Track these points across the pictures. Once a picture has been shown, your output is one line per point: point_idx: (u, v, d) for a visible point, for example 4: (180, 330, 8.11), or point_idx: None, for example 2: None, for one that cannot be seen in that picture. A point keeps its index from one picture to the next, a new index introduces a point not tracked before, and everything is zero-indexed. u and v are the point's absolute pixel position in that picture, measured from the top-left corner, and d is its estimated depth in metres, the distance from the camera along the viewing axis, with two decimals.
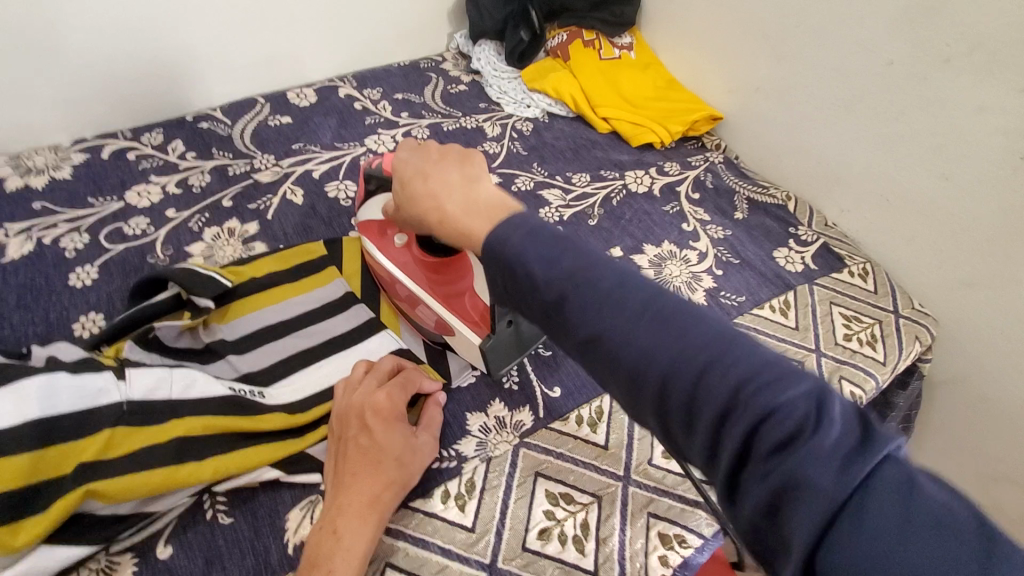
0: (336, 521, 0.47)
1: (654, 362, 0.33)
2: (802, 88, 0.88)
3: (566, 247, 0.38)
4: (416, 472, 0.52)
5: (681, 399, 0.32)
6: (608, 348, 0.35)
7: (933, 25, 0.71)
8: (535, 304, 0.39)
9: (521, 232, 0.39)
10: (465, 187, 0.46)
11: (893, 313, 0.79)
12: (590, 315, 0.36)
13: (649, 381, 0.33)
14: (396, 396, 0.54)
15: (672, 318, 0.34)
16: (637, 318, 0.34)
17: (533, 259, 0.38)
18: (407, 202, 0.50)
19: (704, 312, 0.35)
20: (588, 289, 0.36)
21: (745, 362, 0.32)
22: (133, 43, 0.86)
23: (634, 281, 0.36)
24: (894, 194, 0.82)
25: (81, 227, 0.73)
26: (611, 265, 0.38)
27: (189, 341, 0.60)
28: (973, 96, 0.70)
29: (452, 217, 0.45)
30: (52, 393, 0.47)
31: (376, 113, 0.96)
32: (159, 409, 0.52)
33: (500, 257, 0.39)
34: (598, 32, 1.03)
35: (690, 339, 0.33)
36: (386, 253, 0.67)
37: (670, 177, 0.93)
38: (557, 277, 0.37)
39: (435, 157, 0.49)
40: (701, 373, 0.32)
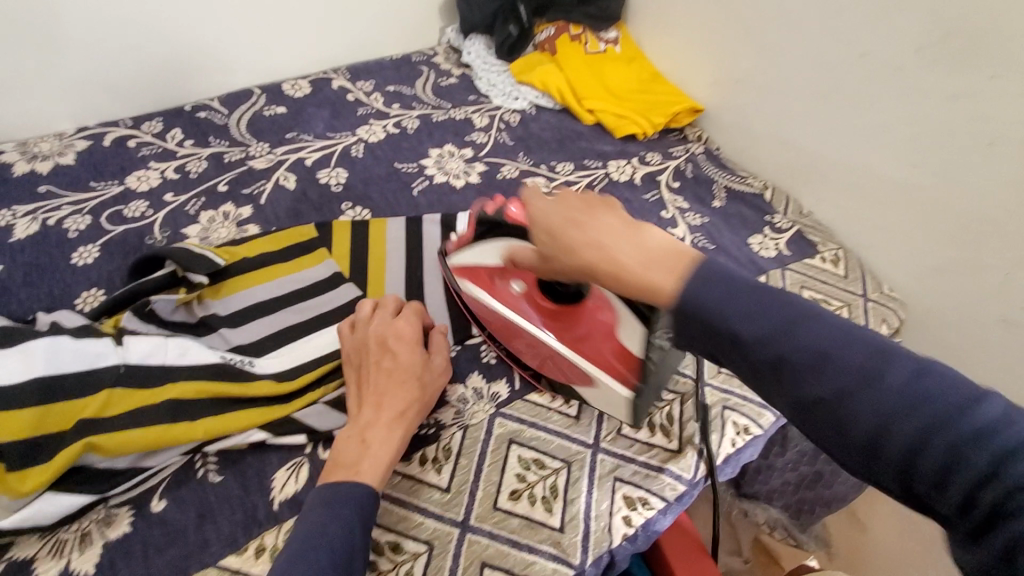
0: (364, 432, 0.52)
1: (895, 425, 0.34)
2: (779, 79, 0.90)
3: (773, 303, 0.40)
4: (433, 391, 0.58)
5: (932, 463, 0.32)
6: (843, 412, 0.36)
7: (906, 17, 0.74)
8: (750, 366, 0.40)
9: (717, 292, 0.40)
10: (632, 235, 0.44)
11: (862, 296, 0.82)
12: (811, 375, 0.37)
13: (892, 444, 0.34)
14: (410, 325, 0.60)
15: (910, 380, 0.35)
16: (868, 379, 0.35)
17: (733, 315, 0.39)
18: (556, 251, 0.47)
19: (944, 372, 0.34)
20: (808, 351, 0.37)
21: (996, 420, 0.32)
22: (136, 36, 0.90)
23: (860, 343, 0.37)
24: (867, 183, 0.85)
25: (83, 209, 0.76)
26: (821, 317, 0.39)
27: (184, 315, 0.63)
28: (945, 84, 0.73)
29: (633, 269, 0.43)
30: (55, 353, 0.52)
31: (368, 104, 1.00)
32: (153, 373, 0.55)
33: (700, 317, 0.40)
34: (585, 26, 1.06)
35: (926, 402, 0.33)
36: (502, 299, 0.65)
37: (651, 167, 0.96)
38: (766, 335, 0.39)
39: (579, 206, 0.47)
40: (951, 435, 0.32)
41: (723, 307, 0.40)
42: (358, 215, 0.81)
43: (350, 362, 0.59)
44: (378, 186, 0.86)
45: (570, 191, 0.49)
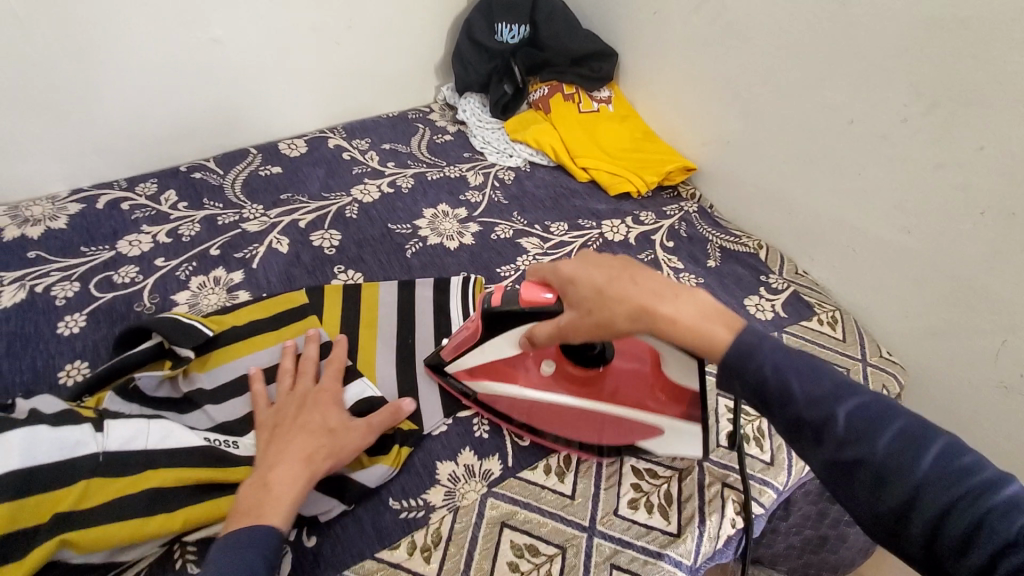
0: (267, 478, 0.51)
1: (925, 487, 0.37)
2: (768, 142, 0.91)
3: (819, 371, 0.44)
4: (349, 448, 0.56)
5: (959, 526, 0.35)
6: (880, 469, 0.39)
7: (886, 89, 0.75)
8: (801, 425, 0.43)
9: (767, 357, 0.45)
10: (680, 294, 0.50)
11: (861, 360, 0.82)
12: (850, 432, 0.41)
13: (922, 504, 0.37)
14: (334, 387, 0.61)
15: (944, 458, 0.38)
16: (901, 440, 0.39)
17: (790, 373, 0.43)
18: (611, 305, 0.50)
19: (971, 455, 0.38)
20: (854, 411, 0.41)
21: (1013, 498, 0.35)
22: (133, 99, 0.91)
23: (897, 412, 0.41)
24: (860, 245, 0.85)
25: (72, 276, 0.75)
26: (868, 395, 0.42)
27: (168, 391, 0.63)
28: (931, 153, 0.73)
29: (687, 321, 0.48)
30: (33, 444, 0.49)
31: (363, 162, 1.00)
32: (134, 459, 0.53)
33: (761, 371, 0.44)
34: (578, 86, 1.09)
35: (954, 466, 0.37)
36: (531, 385, 0.65)
37: (645, 226, 0.96)
38: (820, 398, 0.42)
39: (620, 267, 0.52)
40: (975, 507, 0.35)
41: (777, 364, 0.44)
42: (351, 279, 0.81)
43: (265, 424, 0.58)
44: (370, 248, 0.86)
45: (602, 255, 0.54)
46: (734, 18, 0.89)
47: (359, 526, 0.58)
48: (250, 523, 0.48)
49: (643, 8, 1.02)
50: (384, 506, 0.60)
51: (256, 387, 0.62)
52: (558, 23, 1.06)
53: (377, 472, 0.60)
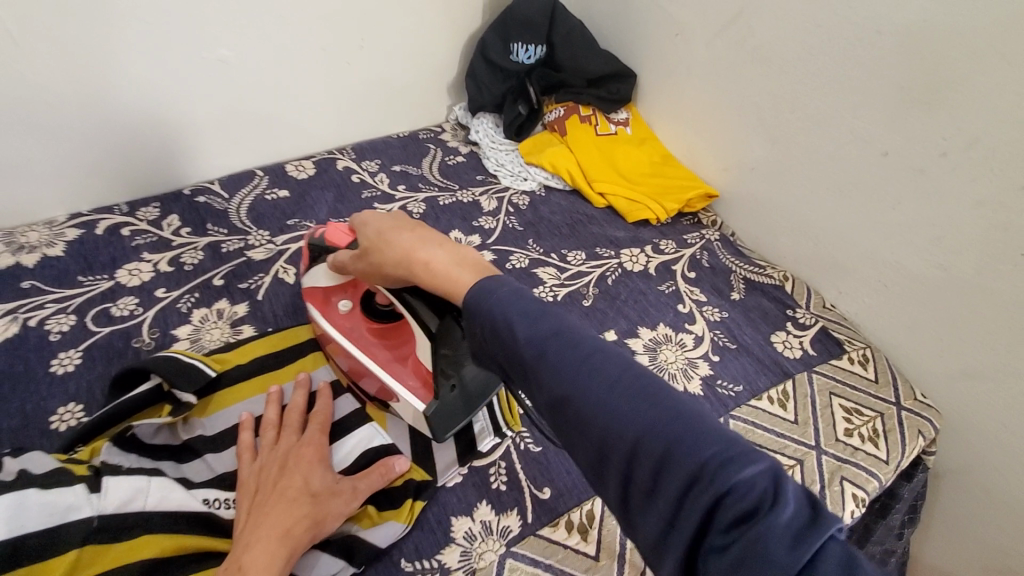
0: (241, 559, 0.47)
1: (628, 429, 0.35)
2: (795, 171, 0.87)
3: (543, 311, 0.41)
4: (331, 518, 0.53)
5: (649, 469, 0.34)
6: (585, 413, 0.36)
7: (925, 121, 0.71)
8: (521, 371, 0.40)
9: (497, 305, 0.41)
10: (446, 244, 0.49)
11: (895, 404, 0.77)
12: (567, 376, 0.38)
13: (622, 447, 0.35)
14: (319, 444, 0.57)
15: (638, 396, 0.36)
16: (612, 382, 0.37)
17: (514, 314, 0.40)
18: (381, 247, 0.51)
19: (666, 390, 0.37)
20: (571, 351, 0.39)
21: (699, 433, 0.34)
22: (133, 120, 0.87)
23: (606, 352, 0.39)
24: (893, 281, 0.81)
25: (68, 308, 0.72)
26: (582, 336, 0.40)
27: (166, 437, 0.59)
28: (972, 191, 0.69)
29: (441, 265, 0.47)
30: (20, 512, 0.45)
31: (373, 185, 0.97)
32: (131, 524, 0.49)
33: (483, 310, 0.41)
34: (595, 108, 1.06)
35: (654, 404, 0.36)
36: (330, 318, 0.66)
37: (666, 255, 0.93)
38: (534, 338, 0.39)
39: (404, 218, 0.53)
40: (666, 446, 0.34)
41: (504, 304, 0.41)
42: None
43: (246, 485, 0.54)
44: None
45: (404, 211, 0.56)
46: (760, 42, 0.86)
47: None
48: None
49: (664, 29, 0.99)
50: (396, 568, 0.56)
51: (243, 437, 0.58)
52: (575, 42, 1.03)
53: (387, 530, 0.56)
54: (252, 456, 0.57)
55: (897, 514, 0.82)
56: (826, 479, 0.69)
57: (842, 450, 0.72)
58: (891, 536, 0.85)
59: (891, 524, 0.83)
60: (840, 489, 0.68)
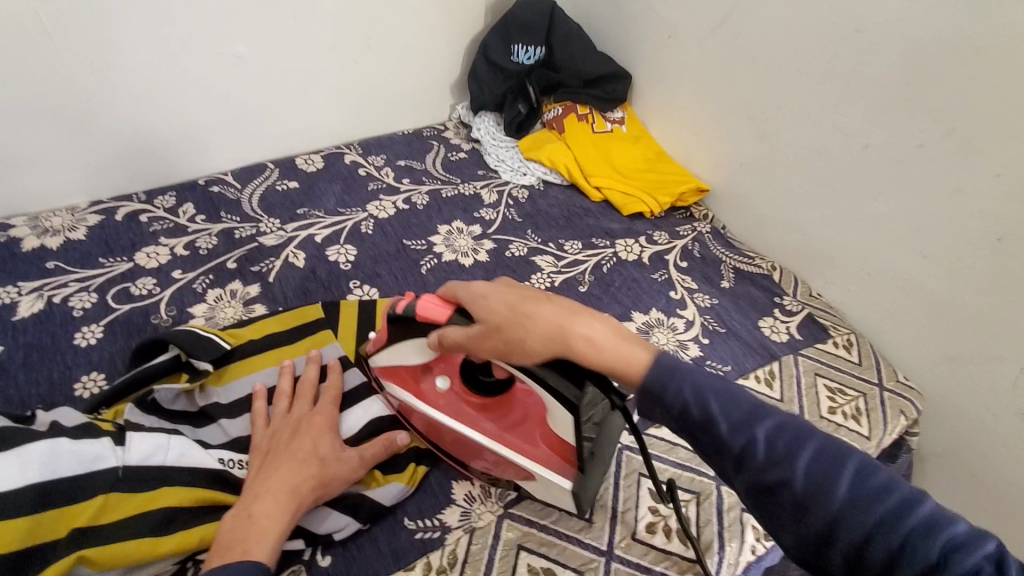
0: (252, 511, 0.50)
1: (845, 513, 0.38)
2: (782, 165, 0.92)
3: (736, 393, 0.45)
4: (337, 480, 0.55)
5: (884, 550, 0.37)
6: (799, 495, 0.40)
7: (903, 114, 0.76)
8: (724, 455, 0.44)
9: (686, 387, 0.46)
10: (596, 316, 0.51)
11: (877, 385, 0.81)
12: (778, 461, 0.41)
13: (841, 530, 0.38)
14: (330, 413, 0.60)
15: (856, 478, 0.39)
16: (825, 467, 0.40)
17: (711, 397, 0.44)
18: (524, 322, 0.50)
19: (882, 474, 0.40)
20: (777, 434, 0.42)
21: (923, 519, 0.37)
22: (154, 114, 0.92)
23: (813, 436, 0.42)
24: (875, 268, 0.85)
25: (90, 287, 0.75)
26: (781, 418, 0.43)
27: (184, 404, 0.62)
28: (947, 180, 0.74)
29: (607, 344, 0.49)
30: (53, 458, 0.49)
31: (379, 178, 1.01)
32: (152, 476, 0.53)
33: (677, 395, 0.45)
34: (592, 107, 1.10)
35: (873, 491, 0.38)
36: (428, 400, 0.63)
37: (659, 246, 0.97)
38: (739, 423, 0.43)
39: (534, 291, 0.53)
40: (890, 530, 0.37)
41: (684, 392, 0.46)
42: (366, 294, 0.82)
43: (258, 448, 0.57)
44: (386, 264, 0.86)
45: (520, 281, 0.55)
46: (748, 43, 0.91)
47: (374, 546, 0.58)
48: (233, 560, 0.47)
49: (657, 31, 1.04)
50: (400, 526, 0.59)
51: (257, 405, 0.61)
52: (574, 44, 1.08)
53: (392, 490, 0.60)
54: (266, 422, 0.60)
55: None
56: None
57: (826, 426, 0.75)
58: None
59: None
60: None
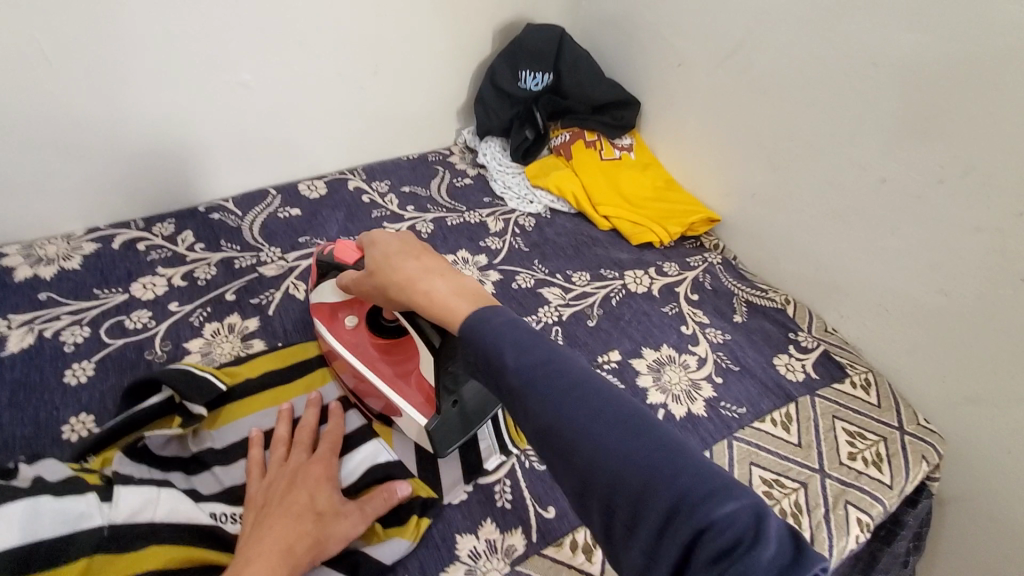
0: (241, 568, 0.46)
1: (604, 460, 0.36)
2: (795, 197, 0.90)
3: (534, 341, 0.43)
4: (335, 537, 0.52)
5: (628, 498, 0.35)
6: (568, 442, 0.38)
7: (922, 150, 0.74)
8: (508, 396, 0.42)
9: (490, 334, 0.43)
10: (450, 275, 0.50)
11: (898, 429, 0.78)
12: (553, 408, 0.39)
13: (599, 479, 0.36)
14: (329, 462, 0.58)
15: (624, 426, 0.38)
16: (598, 417, 0.38)
17: (506, 345, 0.42)
18: (385, 271, 0.53)
19: (647, 425, 0.38)
20: (557, 382, 0.40)
21: (679, 467, 0.35)
22: (153, 139, 0.90)
23: (594, 387, 0.40)
24: (893, 305, 0.82)
25: (83, 320, 0.73)
26: (570, 368, 0.41)
27: (176, 449, 0.59)
28: (969, 219, 0.71)
29: (443, 295, 0.48)
30: (34, 518, 0.45)
31: (383, 206, 0.99)
32: (140, 534, 0.49)
33: (478, 339, 0.43)
34: (601, 133, 1.09)
35: (639, 438, 0.37)
36: (336, 333, 0.68)
37: (669, 278, 0.94)
38: (523, 367, 0.41)
39: (405, 245, 0.55)
40: (644, 477, 0.35)
41: (502, 340, 0.43)
42: None
43: (253, 501, 0.54)
44: None
45: (407, 236, 0.57)
46: (761, 73, 0.89)
47: None
48: None
49: (667, 59, 1.02)
50: None
51: (253, 454, 0.59)
52: (581, 72, 1.07)
53: (393, 547, 0.57)
54: (260, 473, 0.57)
55: (904, 542, 0.82)
56: (830, 503, 0.69)
57: (846, 473, 0.72)
58: (897, 564, 0.84)
59: (896, 551, 0.82)
60: (844, 513, 0.68)
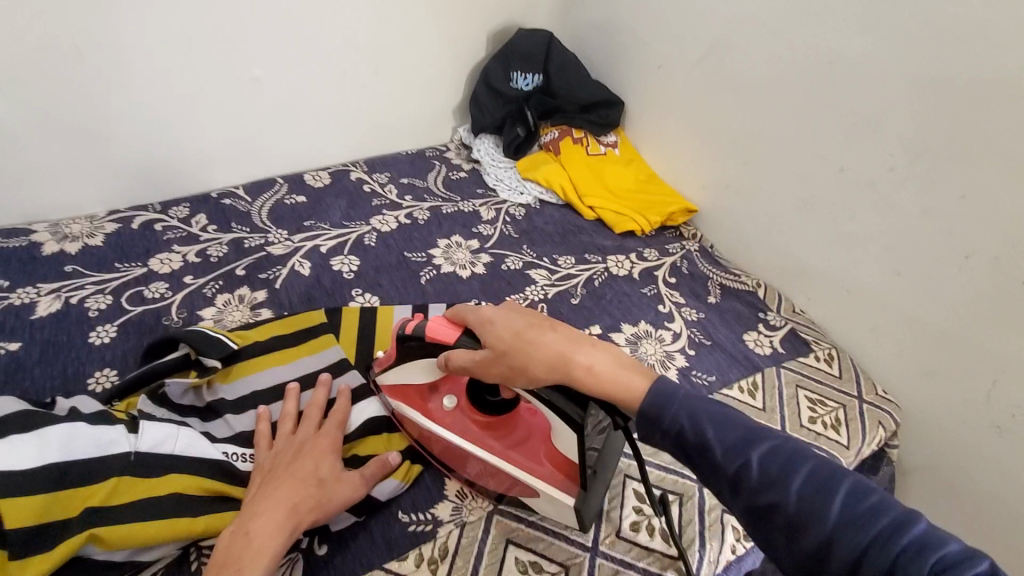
0: (248, 528, 0.52)
1: (837, 532, 0.41)
2: (764, 187, 0.97)
3: (735, 421, 0.48)
4: (336, 503, 0.56)
5: (876, 568, 0.40)
6: (793, 517, 0.43)
7: (874, 139, 0.81)
8: (719, 476, 0.47)
9: (685, 412, 0.49)
10: (593, 344, 0.55)
11: (857, 398, 0.84)
12: (776, 486, 0.44)
13: (836, 549, 0.41)
14: (335, 436, 0.62)
15: (846, 500, 0.43)
16: (817, 489, 0.43)
17: (708, 424, 0.48)
18: (526, 346, 0.54)
19: (872, 497, 0.43)
20: (772, 458, 0.46)
21: (915, 537, 0.40)
22: (173, 129, 0.97)
23: (806, 459, 0.46)
24: (852, 284, 0.89)
25: (105, 289, 0.79)
26: (779, 445, 0.47)
27: (192, 399, 0.66)
28: (916, 201, 0.78)
29: (604, 370, 0.53)
30: (71, 440, 0.52)
31: (382, 195, 1.06)
32: (161, 462, 0.56)
33: (675, 419, 0.49)
34: (587, 131, 1.16)
35: (865, 511, 0.42)
36: (436, 419, 0.65)
37: (649, 263, 1.01)
38: (735, 448, 0.47)
39: (528, 319, 0.57)
40: (884, 550, 0.40)
41: (693, 414, 0.49)
42: (366, 302, 0.85)
43: (261, 466, 0.59)
44: (387, 274, 0.90)
45: (517, 307, 0.59)
46: (732, 74, 0.97)
47: (369, 537, 0.60)
48: None
49: (648, 63, 1.10)
50: (394, 519, 0.62)
51: (261, 427, 0.62)
52: (569, 74, 1.15)
53: (387, 486, 0.62)
54: (269, 443, 0.61)
55: None
56: None
57: (806, 434, 0.78)
58: None
59: None
60: None
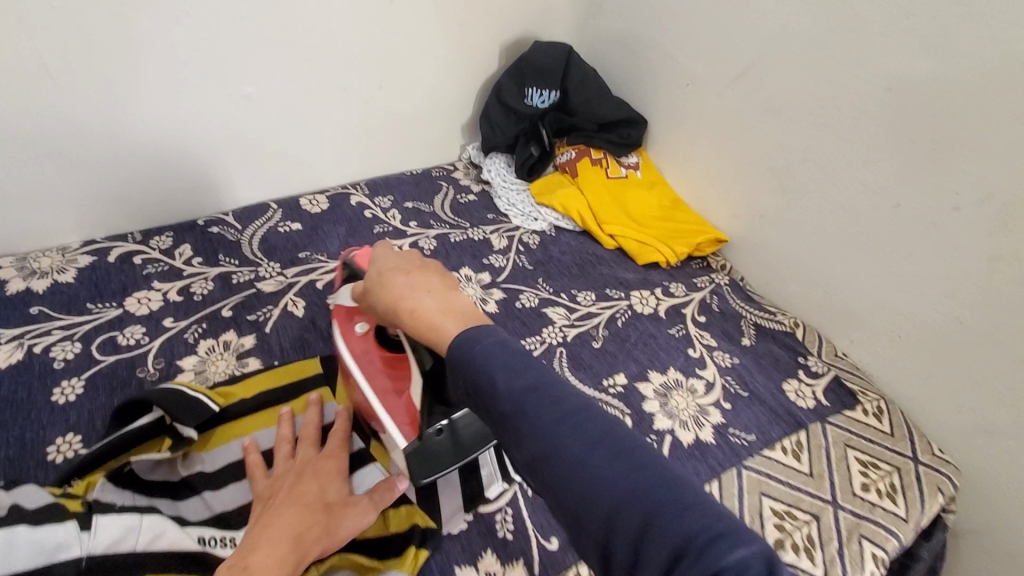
0: (249, 554, 0.46)
1: (603, 495, 0.35)
2: (806, 219, 0.88)
3: (526, 364, 0.41)
4: (345, 530, 0.52)
5: (627, 538, 0.34)
6: (562, 472, 0.37)
7: (938, 173, 0.72)
8: (498, 423, 0.40)
9: (481, 357, 0.42)
10: (440, 293, 0.49)
11: (913, 459, 0.75)
12: (552, 439, 0.38)
13: (596, 515, 0.35)
14: (339, 457, 0.58)
15: (616, 458, 0.36)
16: (594, 448, 0.37)
17: (497, 369, 0.40)
18: (378, 290, 0.51)
19: (645, 457, 0.37)
20: (549, 408, 0.39)
21: (678, 504, 0.34)
22: (157, 151, 0.89)
23: (589, 414, 0.39)
24: (904, 330, 0.80)
25: (74, 335, 0.71)
26: (565, 396, 0.40)
27: (165, 473, 0.58)
28: (985, 245, 0.70)
29: (433, 314, 0.47)
30: (9, 551, 0.41)
31: (385, 221, 0.98)
32: (121, 565, 0.46)
33: (462, 362, 0.42)
34: (606, 151, 1.08)
35: (636, 471, 0.36)
36: (347, 338, 0.66)
37: (676, 299, 0.92)
38: (514, 392, 0.39)
39: (395, 263, 0.52)
40: (637, 515, 0.34)
41: (490, 363, 0.41)
42: None
43: (262, 496, 0.54)
44: None
45: (405, 252, 0.55)
46: (771, 94, 0.88)
47: None
48: None
49: (676, 79, 1.01)
50: None
51: (250, 459, 0.58)
52: (589, 89, 1.06)
53: None
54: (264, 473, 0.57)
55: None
56: (843, 537, 0.66)
57: (859, 506, 0.69)
58: None
59: None
60: (859, 548, 0.65)
